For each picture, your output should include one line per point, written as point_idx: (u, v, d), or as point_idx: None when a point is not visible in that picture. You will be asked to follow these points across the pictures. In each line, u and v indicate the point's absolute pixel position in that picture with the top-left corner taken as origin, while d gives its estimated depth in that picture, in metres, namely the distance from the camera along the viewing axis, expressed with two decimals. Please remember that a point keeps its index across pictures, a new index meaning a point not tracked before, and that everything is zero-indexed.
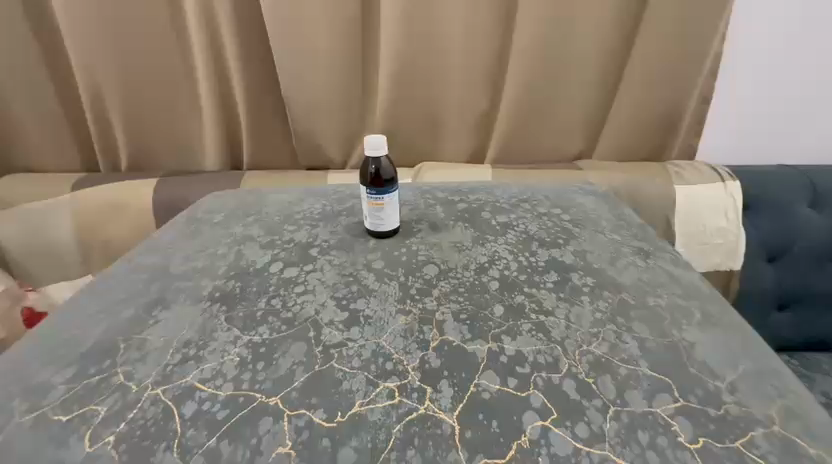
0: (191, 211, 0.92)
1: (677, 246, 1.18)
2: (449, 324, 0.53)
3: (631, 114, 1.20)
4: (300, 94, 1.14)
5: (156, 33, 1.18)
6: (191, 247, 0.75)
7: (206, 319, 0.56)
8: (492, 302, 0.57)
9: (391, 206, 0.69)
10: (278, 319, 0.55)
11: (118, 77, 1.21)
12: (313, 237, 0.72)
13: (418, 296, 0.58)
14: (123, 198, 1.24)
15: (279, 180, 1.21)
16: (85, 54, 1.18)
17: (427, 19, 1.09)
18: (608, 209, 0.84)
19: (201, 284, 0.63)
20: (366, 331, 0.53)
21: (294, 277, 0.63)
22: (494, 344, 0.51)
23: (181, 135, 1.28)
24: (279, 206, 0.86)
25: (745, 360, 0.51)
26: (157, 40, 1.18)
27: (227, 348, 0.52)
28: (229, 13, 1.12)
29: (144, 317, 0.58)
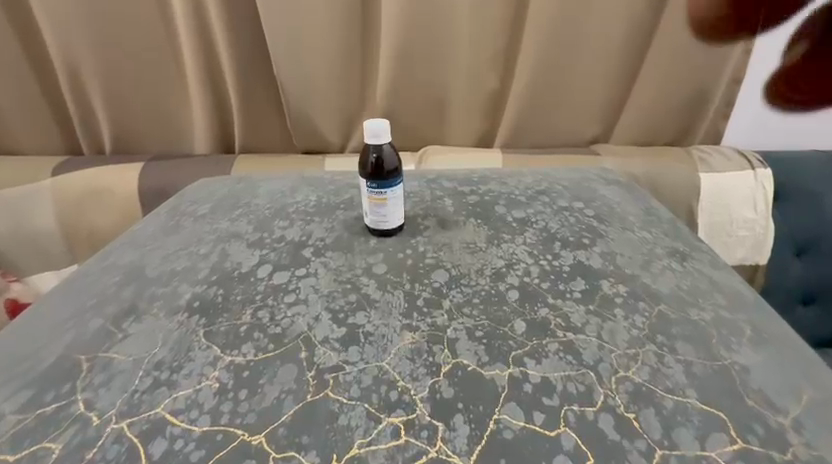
0: (175, 200, 0.83)
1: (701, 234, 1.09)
2: (463, 344, 0.46)
3: (655, 94, 1.09)
4: (294, 71, 1.04)
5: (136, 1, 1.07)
6: (171, 244, 0.67)
7: (183, 335, 0.49)
8: (512, 317, 0.49)
9: (394, 202, 0.61)
10: (264, 336, 0.48)
11: (97, 51, 1.10)
12: (306, 236, 0.64)
13: (426, 309, 0.50)
14: (108, 183, 1.16)
15: (273, 166, 1.11)
16: (59, 25, 1.08)
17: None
18: (635, 202, 0.75)
19: (179, 291, 0.55)
20: (367, 352, 0.45)
21: (284, 283, 0.55)
22: (516, 369, 0.44)
23: (167, 115, 1.18)
24: (270, 198, 0.77)
25: (808, 387, 0.44)
26: (137, 10, 1.08)
27: (205, 372, 0.44)
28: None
29: (113, 331, 0.51)
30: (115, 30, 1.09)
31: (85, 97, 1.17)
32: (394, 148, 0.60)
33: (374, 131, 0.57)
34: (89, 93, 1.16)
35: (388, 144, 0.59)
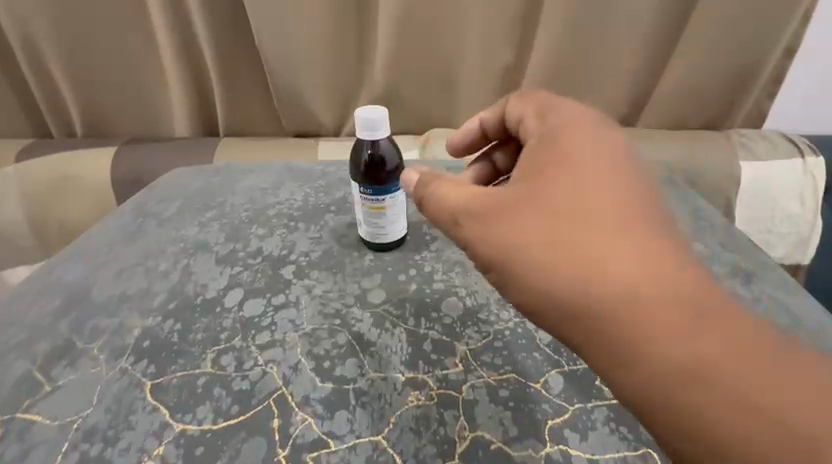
0: (140, 196, 0.70)
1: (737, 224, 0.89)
2: (484, 410, 0.35)
3: (705, 63, 0.90)
4: (278, 42, 0.89)
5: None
6: (127, 255, 0.55)
7: (124, 390, 0.38)
8: (546, 369, 0.38)
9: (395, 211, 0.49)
10: (227, 393, 0.37)
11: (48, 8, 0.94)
12: (287, 249, 0.53)
13: (435, 357, 0.39)
14: (77, 170, 1.02)
15: (259, 152, 0.99)
16: None
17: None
18: (680, 201, 0.61)
19: (127, 325, 0.44)
20: (359, 421, 0.35)
21: (256, 316, 0.44)
22: (554, 448, 0.33)
23: (138, 91, 1.04)
24: (250, 195, 0.65)
25: None
26: None
27: (148, 447, 0.34)
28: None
29: (40, 381, 0.40)
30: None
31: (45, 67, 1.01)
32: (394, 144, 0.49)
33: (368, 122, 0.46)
34: (48, 63, 1.00)
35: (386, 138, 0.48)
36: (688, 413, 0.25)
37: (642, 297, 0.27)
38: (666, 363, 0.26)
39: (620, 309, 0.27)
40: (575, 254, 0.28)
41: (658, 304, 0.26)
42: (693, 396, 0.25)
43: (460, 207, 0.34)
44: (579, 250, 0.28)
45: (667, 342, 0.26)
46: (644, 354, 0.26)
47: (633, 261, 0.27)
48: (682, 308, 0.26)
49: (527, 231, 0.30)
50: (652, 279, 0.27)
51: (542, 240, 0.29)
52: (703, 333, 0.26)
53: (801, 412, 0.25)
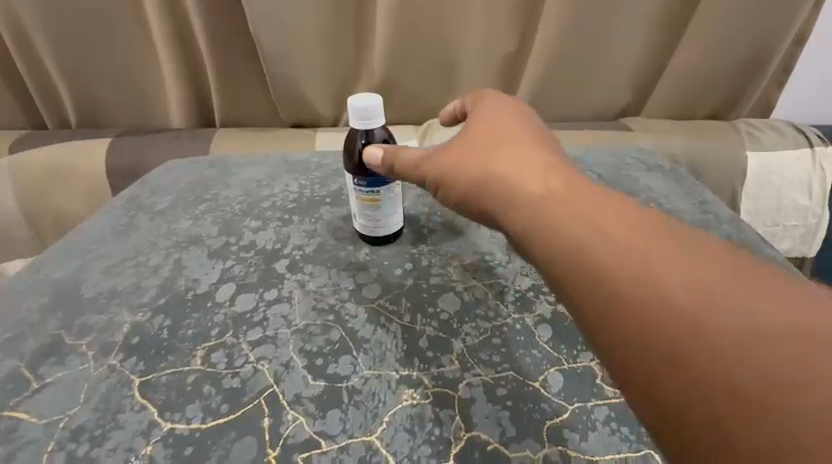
0: (133, 189, 0.69)
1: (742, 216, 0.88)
2: (481, 409, 0.34)
3: (712, 49, 0.87)
4: (273, 30, 0.86)
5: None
6: (118, 249, 0.54)
7: (113, 388, 0.37)
8: (545, 367, 0.37)
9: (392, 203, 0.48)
10: (217, 391, 0.36)
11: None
12: (281, 242, 0.51)
13: (431, 354, 0.38)
14: (71, 161, 1.01)
15: (255, 143, 0.97)
16: None
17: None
18: (685, 193, 0.59)
19: (117, 322, 0.43)
20: (352, 421, 0.34)
21: (248, 312, 0.43)
22: (553, 449, 0.32)
23: (131, 80, 1.02)
24: (243, 188, 0.63)
25: None
26: None
27: (135, 446, 0.33)
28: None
29: (28, 378, 0.39)
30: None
31: (35, 56, 0.98)
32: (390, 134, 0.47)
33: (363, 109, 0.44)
34: (38, 51, 0.97)
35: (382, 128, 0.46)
36: (614, 310, 0.25)
37: (555, 200, 0.29)
38: (581, 258, 0.26)
39: (536, 212, 0.29)
40: (498, 170, 0.33)
41: (569, 207, 0.28)
42: (618, 293, 0.25)
43: (417, 157, 0.40)
44: (501, 167, 0.33)
45: (581, 239, 0.27)
46: (560, 253, 0.27)
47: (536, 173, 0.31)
48: (594, 211, 0.28)
49: (463, 162, 0.35)
50: (563, 188, 0.29)
51: (474, 162, 0.35)
52: (616, 230, 0.26)
53: (748, 314, 0.22)
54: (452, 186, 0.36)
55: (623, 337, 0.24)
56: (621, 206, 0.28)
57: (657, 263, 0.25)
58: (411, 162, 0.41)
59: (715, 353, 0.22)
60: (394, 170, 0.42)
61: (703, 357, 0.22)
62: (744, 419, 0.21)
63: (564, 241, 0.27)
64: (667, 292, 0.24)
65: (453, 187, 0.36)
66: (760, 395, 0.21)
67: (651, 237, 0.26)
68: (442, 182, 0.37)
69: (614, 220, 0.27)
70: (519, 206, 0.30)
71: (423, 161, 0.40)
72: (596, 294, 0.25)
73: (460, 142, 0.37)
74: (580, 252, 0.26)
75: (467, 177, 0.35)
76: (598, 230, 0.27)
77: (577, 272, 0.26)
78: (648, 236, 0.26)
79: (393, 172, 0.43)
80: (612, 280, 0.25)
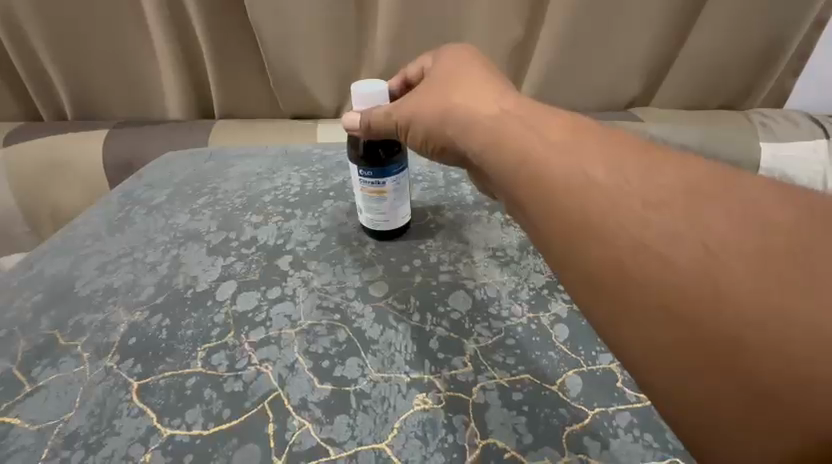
0: (129, 182, 0.67)
1: None
2: (497, 414, 0.33)
3: (729, 36, 0.84)
4: (272, 18, 0.83)
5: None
6: (114, 246, 0.52)
7: (109, 391, 0.36)
8: (562, 369, 0.35)
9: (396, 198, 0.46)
10: (219, 396, 0.34)
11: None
12: (283, 238, 0.49)
13: (442, 356, 0.36)
14: (66, 154, 0.98)
15: (255, 134, 0.94)
16: None
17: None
18: None
19: (114, 321, 0.42)
20: (360, 427, 0.32)
21: (250, 311, 0.41)
22: (573, 458, 0.30)
23: (127, 70, 0.99)
24: (244, 181, 0.61)
25: None
26: None
27: (131, 454, 0.32)
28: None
29: (21, 381, 0.38)
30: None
31: (25, 42, 0.94)
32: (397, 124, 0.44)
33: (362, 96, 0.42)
34: (28, 38, 0.94)
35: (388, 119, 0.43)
36: (566, 243, 0.23)
37: (509, 130, 0.28)
38: (535, 187, 0.25)
39: (491, 147, 0.28)
40: (457, 108, 0.32)
41: (519, 135, 0.27)
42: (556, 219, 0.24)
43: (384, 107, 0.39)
44: (460, 103, 0.32)
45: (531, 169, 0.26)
46: (518, 186, 0.26)
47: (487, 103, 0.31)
48: (547, 138, 0.26)
49: (425, 105, 0.35)
50: (516, 119, 0.28)
51: (435, 103, 0.34)
52: (562, 150, 0.25)
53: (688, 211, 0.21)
54: (421, 130, 0.35)
55: (578, 268, 0.23)
56: (575, 128, 0.26)
57: (608, 180, 0.23)
58: (380, 115, 0.39)
59: (674, 274, 0.20)
60: (371, 129, 0.40)
61: (658, 280, 0.20)
62: (711, 339, 0.19)
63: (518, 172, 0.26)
64: (618, 213, 0.22)
65: (422, 132, 0.35)
66: (727, 309, 0.19)
67: (604, 155, 0.24)
68: (411, 129, 0.37)
69: (566, 144, 0.25)
70: (478, 144, 0.29)
71: (390, 109, 0.38)
72: (551, 223, 0.24)
73: (422, 87, 0.36)
74: (533, 183, 0.25)
75: (431, 119, 0.34)
76: (551, 157, 0.25)
77: (532, 201, 0.25)
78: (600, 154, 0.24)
79: (369, 131, 0.41)
80: (563, 209, 0.24)
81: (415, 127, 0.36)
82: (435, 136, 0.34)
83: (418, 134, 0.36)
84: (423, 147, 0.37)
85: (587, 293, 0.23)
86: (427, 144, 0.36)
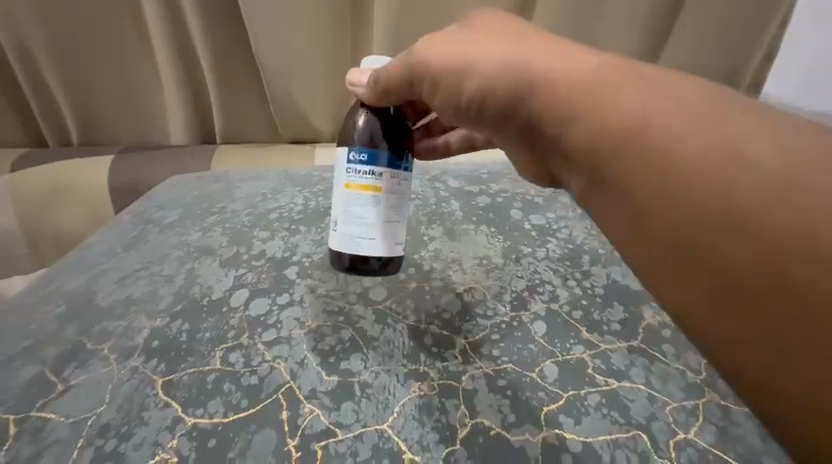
0: (140, 203, 0.72)
1: None
2: (484, 398, 0.37)
3: None
4: (274, 53, 0.91)
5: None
6: (130, 262, 0.56)
7: (135, 388, 0.40)
8: (540, 359, 0.40)
9: (383, 220, 0.43)
10: (237, 388, 0.39)
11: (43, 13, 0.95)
12: (290, 250, 0.54)
13: (436, 350, 0.41)
14: (73, 178, 1.03)
15: (257, 158, 1.00)
16: None
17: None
18: None
19: (135, 327, 0.46)
20: (364, 411, 0.37)
21: (262, 316, 0.45)
22: (550, 433, 0.35)
23: (135, 100, 1.05)
24: (250, 201, 0.66)
25: None
26: None
27: (160, 440, 0.36)
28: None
29: (52, 381, 0.41)
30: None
31: (40, 73, 1.01)
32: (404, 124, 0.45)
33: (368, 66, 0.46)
34: (45, 71, 1.01)
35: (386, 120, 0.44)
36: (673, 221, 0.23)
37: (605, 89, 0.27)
38: (627, 149, 0.25)
39: (578, 106, 0.27)
40: (534, 65, 0.30)
41: (629, 104, 0.25)
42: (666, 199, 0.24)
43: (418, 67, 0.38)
44: (541, 60, 0.30)
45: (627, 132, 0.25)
46: (606, 148, 0.26)
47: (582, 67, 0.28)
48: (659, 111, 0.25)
49: (493, 58, 0.32)
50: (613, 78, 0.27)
51: (510, 61, 0.31)
52: (680, 128, 0.24)
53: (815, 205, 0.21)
54: (475, 85, 0.33)
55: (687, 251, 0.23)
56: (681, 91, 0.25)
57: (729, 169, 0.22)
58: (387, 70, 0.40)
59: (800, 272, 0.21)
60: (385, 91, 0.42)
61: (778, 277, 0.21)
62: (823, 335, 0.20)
63: (614, 132, 0.26)
64: (724, 183, 0.22)
65: (450, 87, 0.36)
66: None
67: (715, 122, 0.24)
68: (434, 82, 0.37)
69: (674, 108, 0.24)
70: (561, 102, 0.28)
71: (409, 60, 0.38)
72: (640, 188, 0.25)
73: (454, 38, 0.36)
74: (623, 147, 0.25)
75: (496, 74, 0.32)
76: (655, 120, 0.24)
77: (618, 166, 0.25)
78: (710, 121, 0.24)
79: (373, 95, 0.43)
80: (659, 174, 0.24)
81: (443, 81, 0.36)
82: (496, 95, 0.32)
83: (450, 86, 0.36)
84: (447, 105, 0.37)
85: (655, 249, 0.24)
86: (473, 104, 0.34)
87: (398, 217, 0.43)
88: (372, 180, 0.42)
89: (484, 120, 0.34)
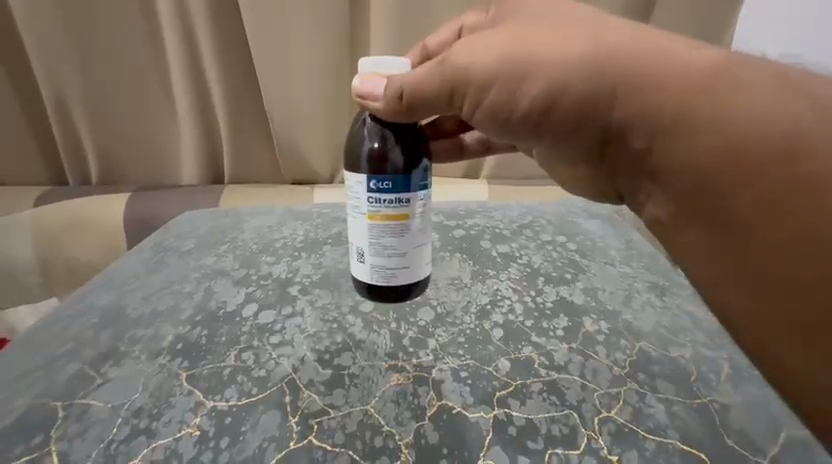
0: (159, 234, 0.81)
1: None
2: (449, 385, 0.46)
3: None
4: (283, 108, 1.07)
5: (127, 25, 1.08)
6: (154, 282, 0.65)
7: (164, 380, 0.48)
8: (496, 357, 0.50)
9: (411, 243, 0.51)
10: (248, 379, 0.47)
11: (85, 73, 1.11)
12: (292, 272, 0.64)
13: (412, 349, 0.50)
14: (92, 213, 1.13)
15: (263, 197, 1.13)
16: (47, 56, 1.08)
17: (421, 15, 1.02)
18: (616, 236, 0.76)
19: (161, 333, 0.55)
20: (352, 395, 0.45)
21: (269, 323, 0.55)
22: (500, 411, 0.44)
23: (154, 143, 1.18)
24: (258, 232, 0.77)
25: (786, 425, 0.44)
26: (130, 47, 1.10)
27: (186, 419, 0.44)
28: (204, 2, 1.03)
29: (91, 375, 0.49)
30: (107, 50, 1.10)
31: (72, 120, 1.15)
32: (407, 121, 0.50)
33: (365, 73, 0.50)
34: (75, 117, 1.14)
35: (386, 129, 0.49)
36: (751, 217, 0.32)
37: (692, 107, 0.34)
38: (702, 167, 0.33)
39: (666, 122, 0.35)
40: (607, 73, 0.37)
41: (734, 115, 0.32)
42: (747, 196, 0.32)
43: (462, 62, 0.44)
44: (615, 65, 0.37)
45: (703, 151, 0.33)
46: (695, 153, 0.34)
47: (692, 74, 0.34)
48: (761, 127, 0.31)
49: (571, 60, 0.38)
50: (706, 92, 0.33)
51: (586, 62, 0.38)
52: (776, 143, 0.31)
53: None
54: (543, 88, 0.40)
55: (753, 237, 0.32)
56: (767, 109, 0.32)
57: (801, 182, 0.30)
58: (425, 77, 0.46)
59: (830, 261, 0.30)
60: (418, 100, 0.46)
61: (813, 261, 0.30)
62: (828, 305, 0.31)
63: (694, 152, 0.34)
64: (797, 183, 0.30)
65: (493, 104, 0.44)
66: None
67: (784, 147, 0.31)
68: (477, 96, 0.44)
69: (752, 132, 0.32)
70: (644, 119, 0.36)
71: (456, 67, 0.44)
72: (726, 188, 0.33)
73: (515, 43, 0.41)
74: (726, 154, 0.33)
75: (569, 77, 0.39)
76: (730, 145, 0.32)
77: (690, 180, 0.34)
78: (780, 145, 0.31)
79: (393, 110, 0.47)
80: (728, 188, 0.33)
81: (490, 92, 0.43)
82: (560, 107, 0.40)
83: (498, 98, 0.43)
84: (486, 115, 0.45)
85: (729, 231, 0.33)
86: (538, 111, 0.41)
87: (422, 238, 0.52)
88: (399, 210, 0.49)
89: (546, 123, 0.42)
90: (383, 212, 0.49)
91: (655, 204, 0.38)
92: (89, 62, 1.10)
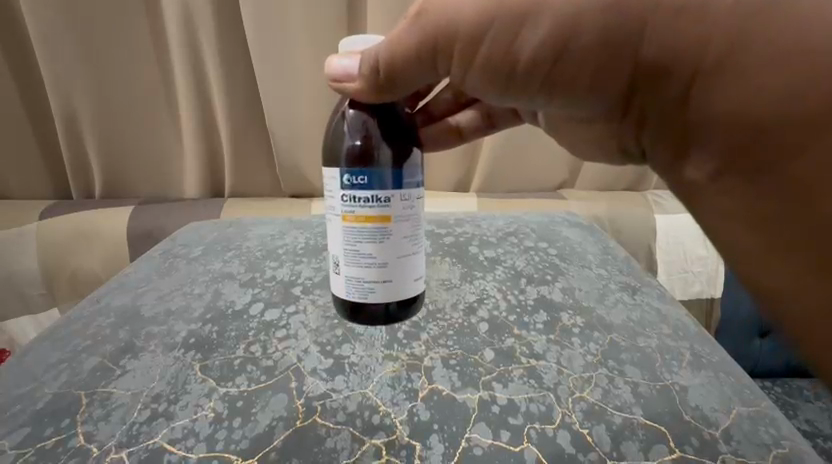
0: (165, 243, 0.86)
1: (658, 276, 1.15)
2: (438, 372, 0.52)
3: None
4: (284, 125, 1.14)
5: (137, 47, 1.13)
6: (165, 286, 0.70)
7: (179, 369, 0.53)
8: (481, 347, 0.55)
9: (393, 243, 0.51)
10: (257, 367, 0.52)
11: (95, 91, 1.16)
12: (295, 275, 0.70)
13: (405, 341, 0.56)
14: (96, 224, 1.17)
15: (263, 209, 1.18)
16: (57, 75, 1.12)
17: None
18: (594, 242, 0.83)
19: (175, 329, 0.59)
20: (351, 380, 0.51)
21: (275, 320, 0.60)
22: (485, 392, 0.49)
23: (158, 157, 1.23)
24: (261, 240, 0.83)
25: (737, 402, 0.49)
26: (139, 66, 1.15)
27: (201, 402, 0.48)
28: (212, 28, 1.10)
29: (111, 367, 0.53)
30: (115, 69, 1.15)
31: (80, 135, 1.19)
32: (388, 112, 0.51)
33: (346, 53, 0.51)
34: (82, 133, 1.19)
35: (369, 117, 0.50)
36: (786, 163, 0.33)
37: (739, 56, 0.33)
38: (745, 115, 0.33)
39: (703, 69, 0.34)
40: (623, 22, 0.36)
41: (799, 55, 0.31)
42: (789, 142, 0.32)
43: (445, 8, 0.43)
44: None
45: (745, 100, 0.33)
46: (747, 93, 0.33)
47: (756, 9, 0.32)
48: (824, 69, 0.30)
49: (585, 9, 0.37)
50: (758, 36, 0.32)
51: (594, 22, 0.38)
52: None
53: None
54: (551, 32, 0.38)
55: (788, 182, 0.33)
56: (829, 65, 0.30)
57: None
58: (399, 40, 0.45)
59: None
60: (401, 55, 0.45)
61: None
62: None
63: (738, 96, 0.33)
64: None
65: (490, 57, 0.42)
66: None
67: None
68: (468, 50, 0.43)
69: (799, 91, 0.31)
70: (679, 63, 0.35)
71: (437, 17, 0.43)
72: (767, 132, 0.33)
73: None
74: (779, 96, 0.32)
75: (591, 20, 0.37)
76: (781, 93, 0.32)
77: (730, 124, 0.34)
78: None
79: (381, 95, 0.48)
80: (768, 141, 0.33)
81: (481, 45, 0.42)
82: (580, 39, 0.38)
83: (498, 49, 0.41)
84: (482, 71, 0.44)
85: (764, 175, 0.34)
86: (550, 55, 0.39)
87: (399, 244, 0.51)
88: (374, 210, 0.50)
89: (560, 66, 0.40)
90: (358, 213, 0.50)
91: (692, 163, 0.39)
92: (98, 80, 1.15)
